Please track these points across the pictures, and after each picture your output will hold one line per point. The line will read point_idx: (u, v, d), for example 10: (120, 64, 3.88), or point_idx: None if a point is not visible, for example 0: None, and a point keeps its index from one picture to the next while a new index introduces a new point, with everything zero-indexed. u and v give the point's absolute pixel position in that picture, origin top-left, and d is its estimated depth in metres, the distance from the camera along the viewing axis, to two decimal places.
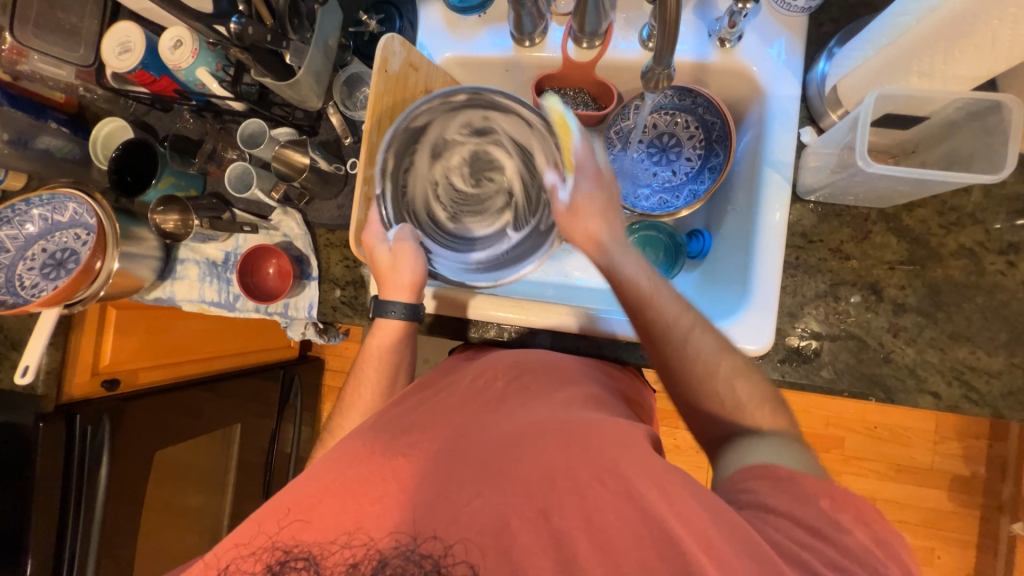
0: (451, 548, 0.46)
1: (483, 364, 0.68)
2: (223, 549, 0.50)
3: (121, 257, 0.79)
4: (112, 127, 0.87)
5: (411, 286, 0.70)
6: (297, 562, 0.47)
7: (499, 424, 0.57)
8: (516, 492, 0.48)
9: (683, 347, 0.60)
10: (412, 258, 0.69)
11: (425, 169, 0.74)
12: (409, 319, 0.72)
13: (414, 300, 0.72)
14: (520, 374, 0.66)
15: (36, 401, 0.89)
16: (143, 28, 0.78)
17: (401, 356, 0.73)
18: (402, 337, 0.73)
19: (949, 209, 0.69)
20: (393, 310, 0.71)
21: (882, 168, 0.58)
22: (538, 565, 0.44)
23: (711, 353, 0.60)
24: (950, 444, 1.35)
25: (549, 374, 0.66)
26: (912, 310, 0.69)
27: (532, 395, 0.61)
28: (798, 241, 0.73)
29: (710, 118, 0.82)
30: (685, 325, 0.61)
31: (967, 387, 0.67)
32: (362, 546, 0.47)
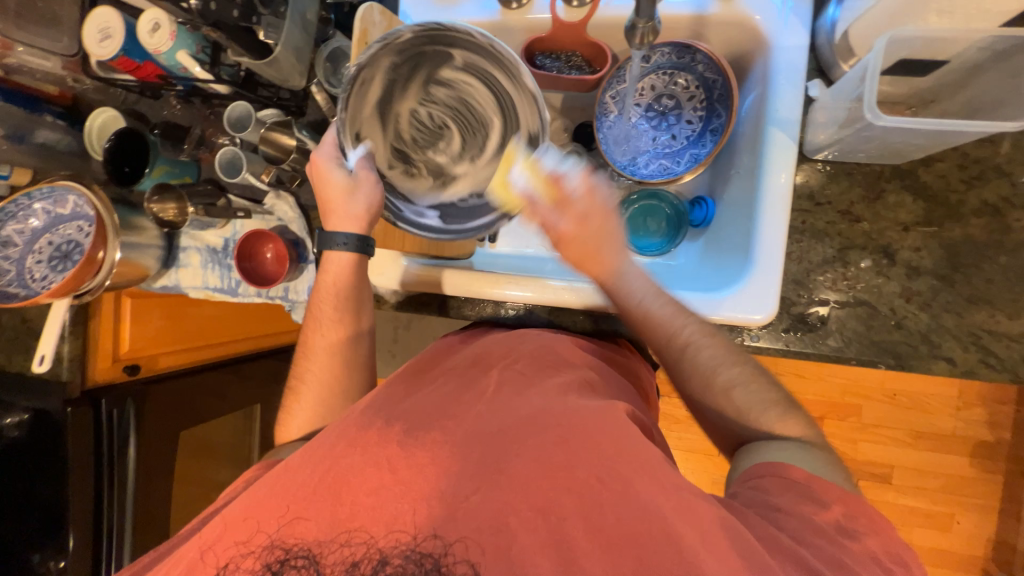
0: (451, 547, 0.46)
1: (480, 349, 0.68)
2: (222, 546, 0.49)
3: (123, 247, 0.81)
4: (105, 118, 0.87)
5: (362, 216, 0.66)
6: (297, 560, 0.47)
7: (493, 403, 0.58)
8: (504, 478, 0.49)
9: (664, 328, 0.63)
10: (369, 188, 0.64)
11: (464, 179, 0.69)
12: (360, 253, 0.70)
13: (363, 233, 0.68)
14: (514, 360, 0.65)
15: (63, 387, 0.93)
16: (123, 12, 0.77)
17: (357, 298, 0.73)
18: (356, 285, 0.72)
19: (972, 161, 0.64)
20: (339, 242, 0.69)
21: (892, 121, 0.53)
22: (540, 564, 0.45)
23: (711, 364, 0.60)
24: (975, 410, 1.31)
25: (544, 358, 0.65)
26: (927, 273, 0.65)
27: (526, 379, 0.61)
28: (804, 204, 0.69)
29: (710, 76, 0.77)
30: (685, 329, 0.63)
31: (985, 352, 0.64)
32: (364, 544, 0.47)
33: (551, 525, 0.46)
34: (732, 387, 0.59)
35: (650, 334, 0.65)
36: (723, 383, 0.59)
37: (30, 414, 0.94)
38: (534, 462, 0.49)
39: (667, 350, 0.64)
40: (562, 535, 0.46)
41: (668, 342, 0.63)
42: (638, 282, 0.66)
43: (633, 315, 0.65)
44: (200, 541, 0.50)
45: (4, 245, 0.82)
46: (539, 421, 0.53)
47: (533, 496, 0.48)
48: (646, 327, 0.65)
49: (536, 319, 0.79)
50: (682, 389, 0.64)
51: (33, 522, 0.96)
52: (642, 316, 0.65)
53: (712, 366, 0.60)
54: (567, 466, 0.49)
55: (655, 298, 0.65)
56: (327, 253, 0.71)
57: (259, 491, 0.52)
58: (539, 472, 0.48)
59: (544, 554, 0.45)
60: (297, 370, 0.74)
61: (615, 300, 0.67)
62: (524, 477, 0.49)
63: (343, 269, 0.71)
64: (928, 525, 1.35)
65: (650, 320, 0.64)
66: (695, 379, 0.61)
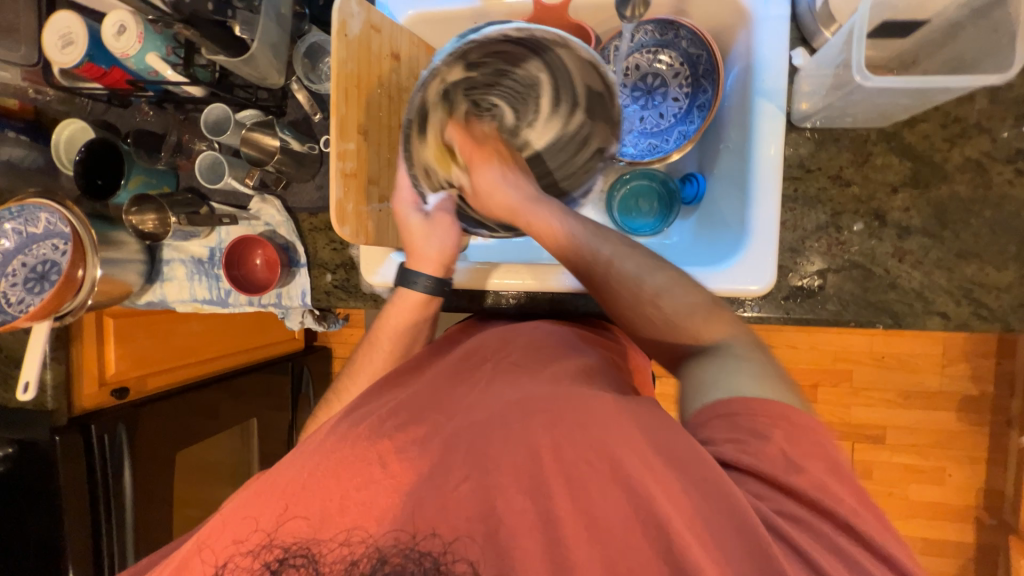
0: (451, 545, 0.46)
1: (473, 344, 0.68)
2: (221, 544, 0.48)
3: (102, 263, 0.78)
4: (72, 130, 0.83)
5: (439, 257, 0.68)
6: (297, 559, 0.46)
7: (491, 392, 0.57)
8: (511, 470, 0.48)
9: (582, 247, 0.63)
10: (446, 231, 0.68)
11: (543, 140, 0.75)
12: (435, 294, 0.70)
13: (442, 273, 0.70)
14: (509, 352, 0.65)
15: (48, 415, 0.90)
16: (85, 17, 0.73)
17: (422, 327, 0.70)
18: (419, 320, 0.70)
19: (954, 120, 0.66)
20: (423, 280, 0.69)
21: (880, 81, 0.54)
22: (529, 553, 0.45)
23: (636, 271, 0.62)
24: (959, 366, 1.35)
25: (535, 351, 0.64)
26: (917, 232, 0.67)
27: (522, 371, 0.61)
28: (795, 172, 0.70)
29: (694, 51, 0.77)
30: (606, 247, 0.63)
31: (976, 305, 0.65)
32: (362, 543, 0.46)
33: (556, 514, 0.46)
34: (658, 295, 0.60)
35: (576, 262, 0.63)
36: (649, 296, 0.61)
37: (14, 446, 0.90)
38: (524, 447, 0.49)
39: (596, 275, 0.63)
40: (557, 515, 0.46)
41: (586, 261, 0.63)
42: (555, 210, 0.65)
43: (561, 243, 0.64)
44: (196, 548, 0.49)
45: None
46: (532, 405, 0.52)
47: (529, 482, 0.47)
48: (575, 252, 0.63)
49: (538, 308, 0.79)
50: (619, 314, 0.63)
51: (25, 556, 0.93)
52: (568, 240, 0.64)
53: (637, 275, 0.61)
54: (572, 453, 0.48)
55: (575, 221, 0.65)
56: (401, 290, 0.70)
57: (257, 488, 0.51)
58: (538, 455, 0.48)
59: (539, 537, 0.46)
60: (341, 386, 0.71)
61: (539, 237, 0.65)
62: (516, 467, 0.48)
63: (414, 308, 0.69)
64: (923, 480, 1.40)
65: (573, 245, 0.63)
66: (619, 296, 0.62)
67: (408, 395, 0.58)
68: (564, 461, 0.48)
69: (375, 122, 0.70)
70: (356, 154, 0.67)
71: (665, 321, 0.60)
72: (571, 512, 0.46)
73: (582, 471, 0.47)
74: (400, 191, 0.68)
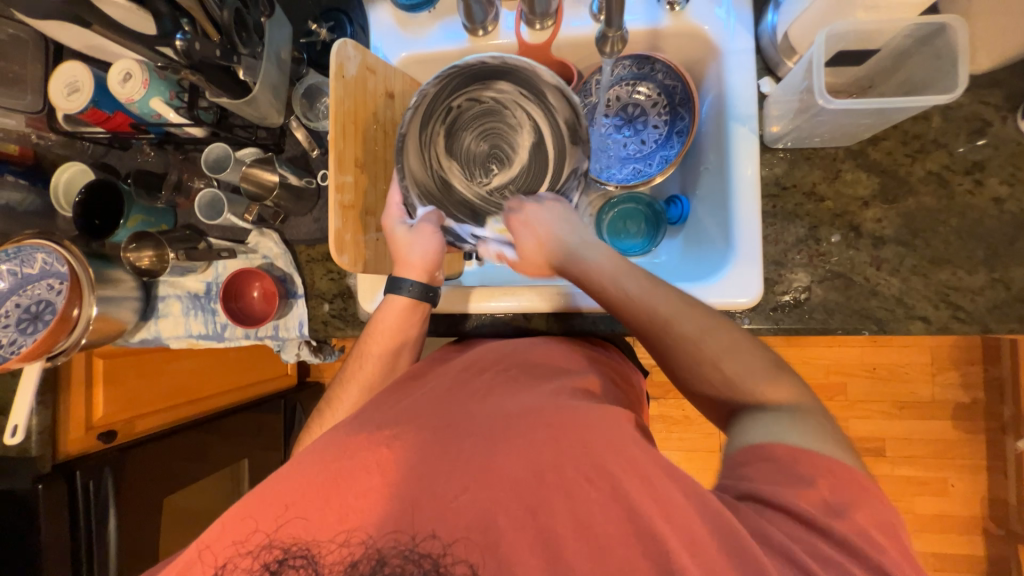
0: (451, 547, 0.45)
1: (472, 359, 0.69)
2: (220, 545, 0.47)
3: (98, 301, 0.77)
4: (71, 173, 0.86)
5: (423, 265, 0.69)
6: (297, 560, 0.45)
7: (490, 406, 0.57)
8: (512, 492, 0.47)
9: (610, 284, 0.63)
10: (430, 239, 0.69)
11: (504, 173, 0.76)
12: (421, 300, 0.70)
13: (426, 280, 0.70)
14: (507, 365, 0.66)
15: (31, 463, 0.87)
16: (91, 66, 0.77)
17: (411, 335, 0.71)
18: (407, 327, 0.70)
19: (912, 137, 0.71)
20: (408, 286, 0.69)
21: (842, 104, 0.59)
22: (527, 563, 0.45)
23: (683, 316, 0.60)
24: (948, 374, 1.38)
25: (533, 365, 0.65)
26: (890, 241, 0.71)
27: (519, 384, 0.61)
28: (772, 189, 0.74)
29: (670, 82, 0.83)
30: (651, 295, 0.61)
31: (954, 308, 0.68)
32: (361, 544, 0.46)
33: (558, 535, 0.46)
34: (684, 335, 0.59)
35: (626, 316, 0.62)
36: (681, 342, 0.59)
37: None
38: (523, 460, 0.49)
39: (645, 328, 0.61)
40: (558, 531, 0.46)
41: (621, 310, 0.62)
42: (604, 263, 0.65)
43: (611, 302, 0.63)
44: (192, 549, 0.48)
45: None
46: (533, 421, 0.53)
47: (528, 493, 0.47)
48: (623, 308, 0.62)
49: (535, 328, 0.80)
50: (650, 350, 0.63)
51: None
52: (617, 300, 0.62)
53: (677, 323, 0.59)
54: (571, 475, 0.48)
55: (625, 276, 0.63)
56: (388, 297, 0.70)
57: (253, 488, 0.49)
58: (538, 464, 0.49)
59: (533, 546, 0.45)
60: (331, 397, 0.71)
61: (584, 287, 0.66)
62: (516, 480, 0.48)
63: (399, 314, 0.69)
64: (927, 492, 1.39)
65: (625, 304, 0.62)
66: (646, 336, 0.62)
67: (405, 408, 0.58)
68: (564, 479, 0.48)
69: (372, 156, 0.73)
70: (354, 186, 0.69)
71: (694, 360, 0.58)
72: (570, 521, 0.46)
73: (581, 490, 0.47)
74: (389, 206, 0.72)
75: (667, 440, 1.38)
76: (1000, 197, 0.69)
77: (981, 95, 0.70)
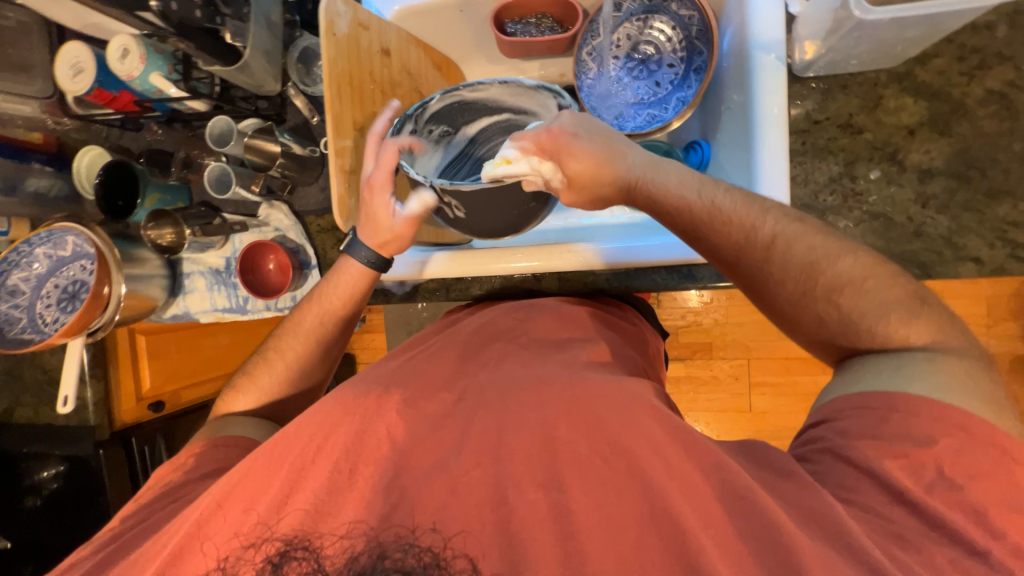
0: (451, 540, 0.46)
1: (481, 323, 0.68)
2: (221, 538, 0.48)
3: (126, 280, 0.81)
4: (93, 156, 0.87)
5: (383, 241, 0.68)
6: (298, 552, 0.47)
7: (498, 370, 0.57)
8: (515, 458, 0.49)
9: (681, 189, 0.56)
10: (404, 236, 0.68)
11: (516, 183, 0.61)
12: (376, 268, 0.70)
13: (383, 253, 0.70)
14: (517, 334, 0.65)
15: (92, 431, 0.93)
16: (92, 46, 0.77)
17: (360, 302, 0.73)
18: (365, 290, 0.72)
19: (970, 51, 0.62)
20: (364, 254, 0.69)
21: (884, 12, 0.51)
22: (540, 540, 0.45)
23: (759, 212, 0.54)
24: (1007, 325, 1.26)
25: (543, 336, 0.64)
26: (940, 174, 0.63)
27: (532, 353, 0.61)
28: (801, 125, 0.67)
29: (686, 13, 0.76)
30: (724, 199, 0.55)
31: (1012, 246, 0.61)
32: (362, 535, 0.46)
33: (557, 497, 0.46)
34: (779, 237, 0.53)
35: (713, 230, 0.55)
36: (777, 248, 0.53)
37: (65, 464, 0.95)
38: (532, 432, 0.50)
39: (737, 235, 0.54)
40: (568, 500, 0.46)
41: (709, 219, 0.55)
42: (676, 172, 0.57)
43: (696, 213, 0.55)
44: (192, 537, 0.49)
45: (12, 294, 0.83)
46: (542, 390, 0.53)
47: (540, 465, 0.48)
48: (707, 216, 0.55)
49: (545, 291, 0.80)
50: (733, 265, 0.56)
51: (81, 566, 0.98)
52: (701, 207, 0.55)
53: (759, 221, 0.54)
54: (572, 446, 0.49)
55: (698, 182, 0.56)
56: (346, 255, 0.70)
57: (257, 462, 0.51)
58: (548, 435, 0.49)
59: (545, 522, 0.46)
60: (275, 344, 0.73)
61: (656, 203, 0.57)
62: (525, 450, 0.49)
63: (358, 276, 0.70)
64: None
65: (711, 213, 0.55)
66: (730, 245, 0.55)
67: (416, 373, 0.59)
68: (569, 456, 0.48)
69: (370, 119, 0.71)
70: (354, 150, 0.68)
71: (792, 266, 0.53)
72: (585, 498, 0.46)
73: (585, 462, 0.48)
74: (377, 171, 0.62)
75: (694, 401, 1.34)
76: None
77: None
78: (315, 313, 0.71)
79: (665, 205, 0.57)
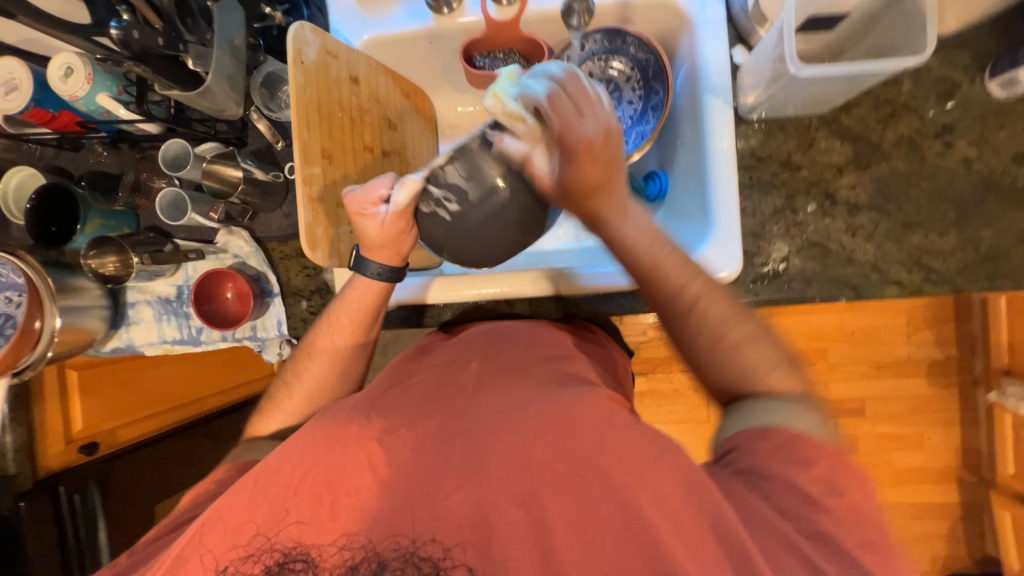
0: (451, 550, 0.47)
1: (461, 347, 0.67)
2: (220, 549, 0.49)
3: (62, 312, 0.74)
4: (22, 177, 0.80)
5: (395, 252, 0.67)
6: (296, 564, 0.48)
7: (474, 398, 0.57)
8: (493, 483, 0.49)
9: (629, 245, 0.58)
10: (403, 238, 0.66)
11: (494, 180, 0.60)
12: (391, 282, 0.69)
13: (397, 264, 0.68)
14: (495, 354, 0.65)
15: (12, 481, 0.84)
16: (28, 62, 0.72)
17: (372, 324, 0.71)
18: (376, 310, 0.70)
19: (884, 102, 0.71)
20: (373, 268, 0.68)
21: (813, 70, 0.58)
22: (520, 558, 0.46)
23: (688, 275, 0.58)
24: (923, 333, 1.42)
25: (524, 353, 0.65)
26: (865, 208, 0.71)
27: (506, 370, 0.62)
28: (748, 161, 0.74)
29: (643, 56, 0.81)
30: (667, 260, 0.58)
31: (926, 271, 0.70)
32: (361, 547, 0.48)
33: (534, 522, 0.48)
34: (703, 297, 0.58)
35: (644, 286, 0.59)
36: (699, 304, 0.58)
37: None
38: (510, 455, 0.50)
39: (658, 295, 0.59)
40: (548, 519, 0.48)
41: (650, 271, 0.58)
42: (638, 227, 0.59)
43: (638, 266, 0.59)
44: (188, 553, 0.49)
45: None
46: (520, 412, 0.53)
47: (517, 485, 0.49)
48: (642, 270, 0.59)
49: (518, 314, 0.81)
50: (660, 313, 0.61)
51: None
52: (640, 264, 0.59)
53: (686, 284, 0.58)
54: (550, 464, 0.49)
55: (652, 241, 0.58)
56: (356, 277, 0.69)
57: (246, 486, 0.51)
58: (526, 462, 0.50)
59: (528, 541, 0.47)
60: (288, 374, 0.72)
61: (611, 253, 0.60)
62: (503, 472, 0.49)
63: (373, 295, 0.69)
64: (903, 447, 1.45)
65: (649, 270, 0.59)
66: (663, 294, 0.59)
67: (391, 403, 0.58)
68: (547, 478, 0.49)
69: (340, 146, 0.70)
70: (322, 178, 0.67)
71: (705, 325, 0.57)
72: (561, 514, 0.48)
73: (561, 487, 0.49)
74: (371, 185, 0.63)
75: (656, 412, 1.40)
76: (969, 158, 0.69)
77: (950, 56, 0.70)
78: (334, 336, 0.70)
79: (620, 249, 0.59)
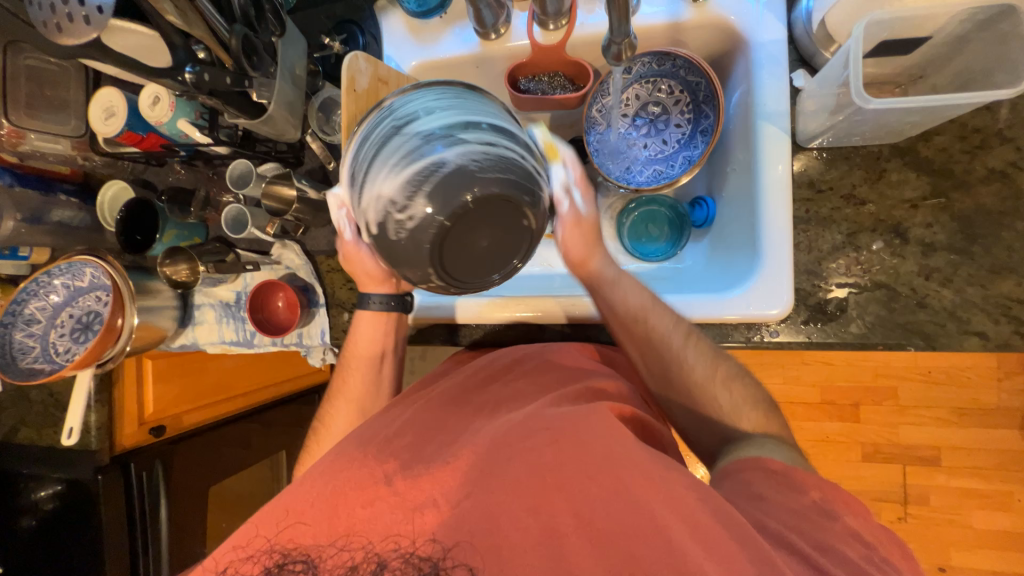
0: (450, 550, 0.47)
1: (479, 364, 0.71)
2: (222, 552, 0.52)
3: (140, 311, 0.83)
4: (116, 189, 0.91)
5: (379, 277, 0.68)
6: (296, 564, 0.49)
7: (497, 422, 0.58)
8: (508, 510, 0.49)
9: (630, 306, 0.64)
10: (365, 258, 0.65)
11: (379, 182, 0.43)
12: (394, 310, 0.72)
13: (394, 290, 0.71)
14: (515, 374, 0.67)
15: (93, 455, 0.93)
16: (125, 90, 0.81)
17: (387, 343, 0.74)
18: (381, 337, 0.73)
19: (972, 131, 0.63)
20: (375, 302, 0.71)
21: (882, 102, 0.53)
22: (532, 564, 0.46)
23: (670, 326, 0.64)
24: (1017, 380, 1.25)
25: (548, 369, 0.66)
26: (942, 248, 0.64)
27: (529, 395, 0.62)
28: (805, 192, 0.68)
29: (693, 79, 0.78)
30: (658, 319, 0.63)
31: (1017, 323, 0.61)
32: (361, 547, 0.49)
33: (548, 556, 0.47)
34: (686, 351, 0.63)
35: (649, 349, 0.63)
36: (678, 345, 0.63)
37: (63, 485, 0.94)
38: (527, 485, 0.50)
39: (653, 351, 0.63)
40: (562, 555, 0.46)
41: (642, 334, 0.64)
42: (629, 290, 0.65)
43: (638, 327, 0.64)
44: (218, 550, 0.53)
45: (28, 322, 0.85)
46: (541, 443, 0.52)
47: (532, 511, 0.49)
48: (642, 332, 0.63)
49: (549, 336, 0.78)
50: (659, 376, 0.64)
51: None
52: (640, 326, 0.64)
53: (667, 335, 0.63)
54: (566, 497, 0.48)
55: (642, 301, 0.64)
56: (360, 311, 0.73)
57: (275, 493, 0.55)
58: (542, 495, 0.49)
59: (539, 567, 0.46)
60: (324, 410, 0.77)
61: (611, 320, 0.66)
62: (518, 501, 0.49)
63: (372, 327, 0.72)
64: (987, 507, 1.28)
65: (647, 332, 0.63)
66: (654, 337, 0.63)
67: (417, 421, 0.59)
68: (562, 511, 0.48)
69: None
70: None
71: (694, 390, 0.62)
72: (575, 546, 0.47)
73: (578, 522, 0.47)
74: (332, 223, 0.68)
75: None
76: None
77: None
78: (360, 353, 0.74)
79: (612, 310, 0.65)
